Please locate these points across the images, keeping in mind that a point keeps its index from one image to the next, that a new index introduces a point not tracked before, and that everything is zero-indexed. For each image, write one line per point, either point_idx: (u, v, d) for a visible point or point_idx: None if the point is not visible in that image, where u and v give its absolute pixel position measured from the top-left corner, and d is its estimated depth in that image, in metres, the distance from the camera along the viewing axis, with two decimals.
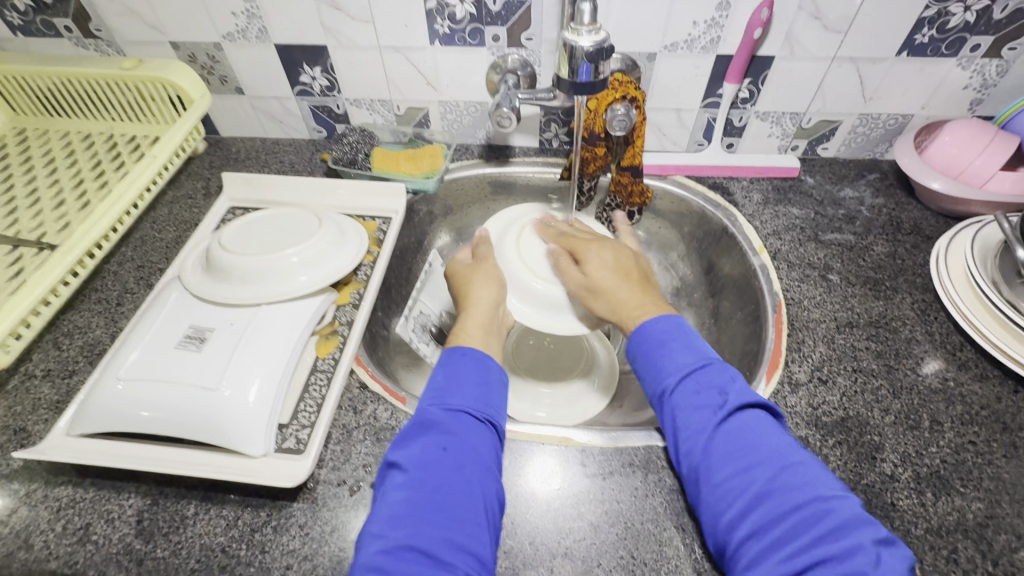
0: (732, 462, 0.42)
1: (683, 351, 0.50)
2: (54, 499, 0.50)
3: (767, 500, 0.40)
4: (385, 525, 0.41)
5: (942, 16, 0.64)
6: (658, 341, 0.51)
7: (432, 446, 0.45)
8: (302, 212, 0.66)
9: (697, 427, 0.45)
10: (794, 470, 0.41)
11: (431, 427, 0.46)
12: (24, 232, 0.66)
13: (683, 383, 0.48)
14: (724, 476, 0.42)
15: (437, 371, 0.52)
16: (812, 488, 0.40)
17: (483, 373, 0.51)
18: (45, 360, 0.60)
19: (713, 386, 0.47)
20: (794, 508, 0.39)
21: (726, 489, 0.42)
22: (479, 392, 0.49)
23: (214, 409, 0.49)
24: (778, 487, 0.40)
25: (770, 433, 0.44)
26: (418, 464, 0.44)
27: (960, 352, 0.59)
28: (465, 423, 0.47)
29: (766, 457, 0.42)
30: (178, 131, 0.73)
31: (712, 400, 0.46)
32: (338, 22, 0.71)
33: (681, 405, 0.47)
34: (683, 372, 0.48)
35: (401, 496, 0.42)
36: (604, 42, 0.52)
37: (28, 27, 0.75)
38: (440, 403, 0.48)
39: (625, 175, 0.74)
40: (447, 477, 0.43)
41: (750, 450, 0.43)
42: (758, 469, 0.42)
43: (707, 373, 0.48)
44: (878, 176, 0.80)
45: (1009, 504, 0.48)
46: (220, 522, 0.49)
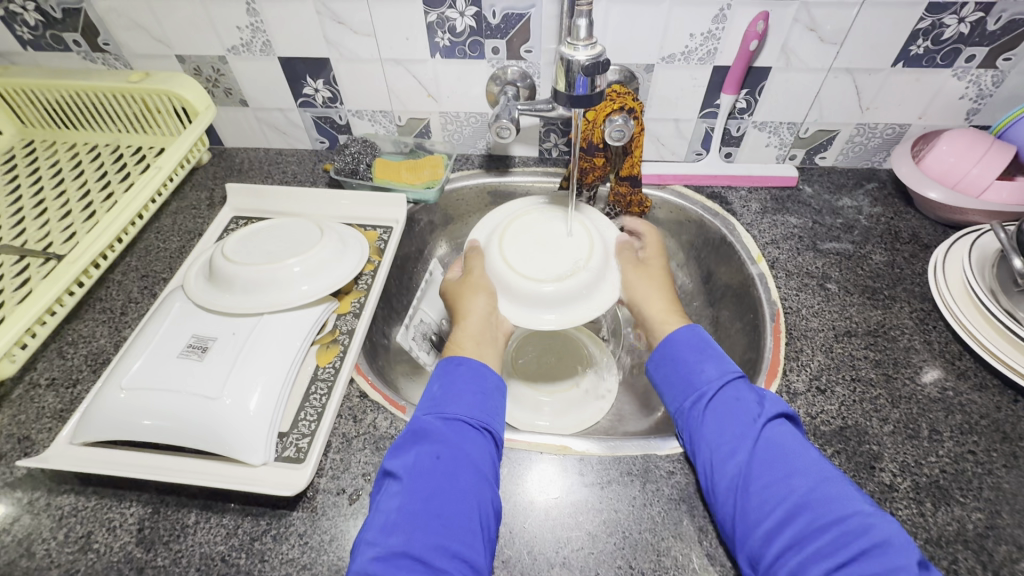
0: (773, 466, 0.45)
1: (713, 364, 0.53)
2: (56, 508, 0.50)
3: (806, 511, 0.42)
4: (378, 533, 0.41)
5: (937, 28, 0.65)
6: (697, 350, 0.55)
7: (427, 455, 0.45)
8: (303, 222, 0.67)
9: (736, 433, 0.48)
10: (832, 482, 0.43)
11: (425, 436, 0.47)
12: (30, 242, 0.67)
13: (723, 393, 0.50)
14: (764, 483, 0.44)
15: (434, 382, 0.53)
16: (851, 501, 0.41)
17: (479, 382, 0.52)
18: (49, 369, 0.61)
19: (750, 398, 0.50)
20: (834, 519, 0.40)
21: (765, 497, 0.43)
22: (475, 400, 0.50)
23: (214, 418, 0.50)
24: (816, 497, 0.42)
25: (803, 443, 0.46)
26: (411, 471, 0.44)
27: (959, 361, 0.59)
28: (461, 431, 0.48)
29: (803, 466, 0.44)
30: (184, 143, 0.75)
31: (753, 409, 0.49)
32: (340, 36, 0.72)
33: (722, 410, 0.49)
34: (721, 382, 0.51)
35: (395, 504, 0.42)
36: (600, 56, 0.52)
37: (38, 42, 0.77)
38: (436, 411, 0.49)
39: (624, 184, 0.76)
40: (440, 485, 0.44)
41: (788, 457, 0.45)
42: (796, 477, 0.43)
43: (740, 386, 0.51)
44: (877, 185, 0.81)
45: (1009, 515, 0.48)
46: (220, 531, 0.49)
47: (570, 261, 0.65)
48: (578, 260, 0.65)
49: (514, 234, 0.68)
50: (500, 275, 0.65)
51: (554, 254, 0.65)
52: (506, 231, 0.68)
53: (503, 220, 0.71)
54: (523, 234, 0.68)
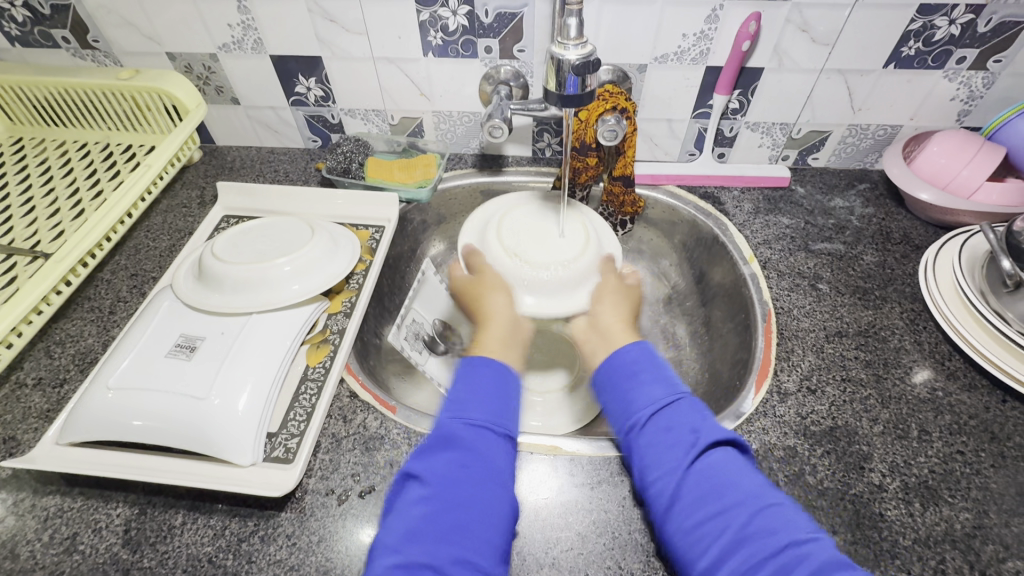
0: (705, 503, 0.42)
1: (654, 385, 0.48)
2: (42, 508, 0.50)
3: (743, 547, 0.39)
4: (400, 540, 0.41)
5: (928, 29, 0.65)
6: (630, 371, 0.49)
7: (454, 464, 0.44)
8: (294, 221, 0.66)
9: (669, 467, 0.44)
10: (769, 512, 0.40)
11: (454, 444, 0.45)
12: (18, 241, 0.66)
13: (656, 421, 0.46)
14: (698, 519, 0.41)
15: (456, 381, 0.50)
16: (787, 532, 0.39)
17: (502, 385, 0.49)
18: (36, 369, 0.60)
19: (685, 423, 0.45)
20: (771, 556, 0.38)
21: (699, 534, 0.41)
22: (499, 405, 0.48)
23: (202, 418, 0.49)
24: (753, 531, 0.40)
25: (741, 470, 0.43)
26: (440, 479, 0.44)
27: (948, 362, 0.59)
28: (483, 438, 0.46)
29: (741, 495, 0.41)
30: (174, 141, 0.74)
31: (684, 439, 0.44)
32: (332, 34, 0.72)
33: (652, 443, 0.45)
34: (654, 409, 0.46)
35: (419, 513, 0.42)
36: (590, 55, 0.52)
37: (27, 38, 0.76)
38: (462, 417, 0.47)
39: (617, 184, 0.76)
40: (467, 495, 0.43)
41: (722, 488, 0.42)
42: (733, 511, 0.41)
43: (679, 407, 0.46)
44: (869, 186, 0.81)
45: (997, 514, 0.48)
46: (207, 531, 0.48)
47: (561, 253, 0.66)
48: (572, 254, 0.66)
49: (510, 225, 0.69)
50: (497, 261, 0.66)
51: (552, 249, 0.66)
52: (503, 221, 0.69)
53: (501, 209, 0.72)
54: (519, 226, 0.69)
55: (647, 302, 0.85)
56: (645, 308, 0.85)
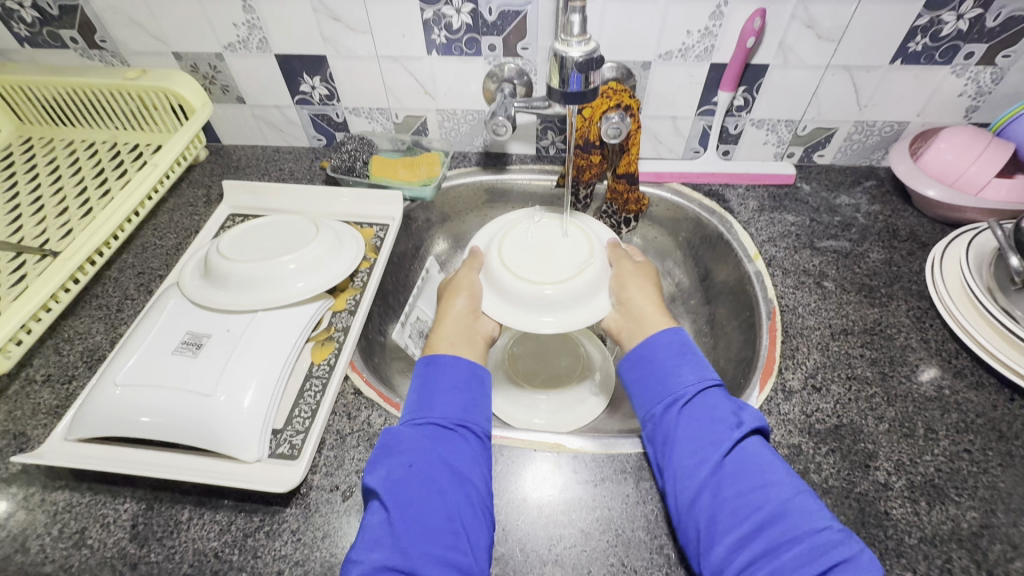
0: (745, 479, 0.44)
1: (690, 369, 0.52)
2: (51, 503, 0.51)
3: (781, 520, 0.41)
4: (361, 548, 0.41)
5: (936, 25, 0.64)
6: (677, 353, 0.54)
7: (399, 465, 0.45)
8: (299, 219, 0.67)
9: (709, 441, 0.46)
10: (802, 497, 0.43)
11: (398, 446, 0.47)
12: (27, 239, 0.67)
13: (699, 399, 0.49)
14: (736, 493, 0.43)
15: (413, 388, 0.53)
16: (821, 517, 0.41)
17: (455, 380, 0.52)
18: (45, 366, 0.61)
19: (726, 406, 0.49)
20: (805, 534, 0.40)
21: (733, 509, 0.43)
22: (452, 400, 0.51)
23: (208, 414, 0.50)
24: (790, 508, 0.42)
25: (776, 457, 0.46)
26: (388, 484, 0.44)
27: (956, 360, 0.59)
28: (435, 434, 0.48)
29: (778, 478, 0.44)
30: (180, 140, 0.75)
31: (729, 418, 0.47)
32: (337, 33, 0.72)
33: (696, 418, 0.48)
34: (698, 388, 0.50)
35: (378, 518, 0.43)
36: (593, 52, 0.52)
37: (35, 39, 0.77)
38: (412, 419, 0.49)
39: (621, 181, 0.76)
40: (418, 492, 0.44)
41: (762, 470, 0.44)
42: (771, 489, 0.43)
43: (714, 395, 0.50)
44: (875, 183, 0.80)
45: (1004, 513, 0.47)
46: (214, 527, 0.49)
47: (564, 260, 0.65)
48: (580, 258, 0.65)
49: (511, 243, 0.67)
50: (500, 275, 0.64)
51: (558, 254, 0.65)
52: (505, 237, 0.68)
53: (502, 227, 0.70)
54: (520, 240, 0.67)
55: None
56: None
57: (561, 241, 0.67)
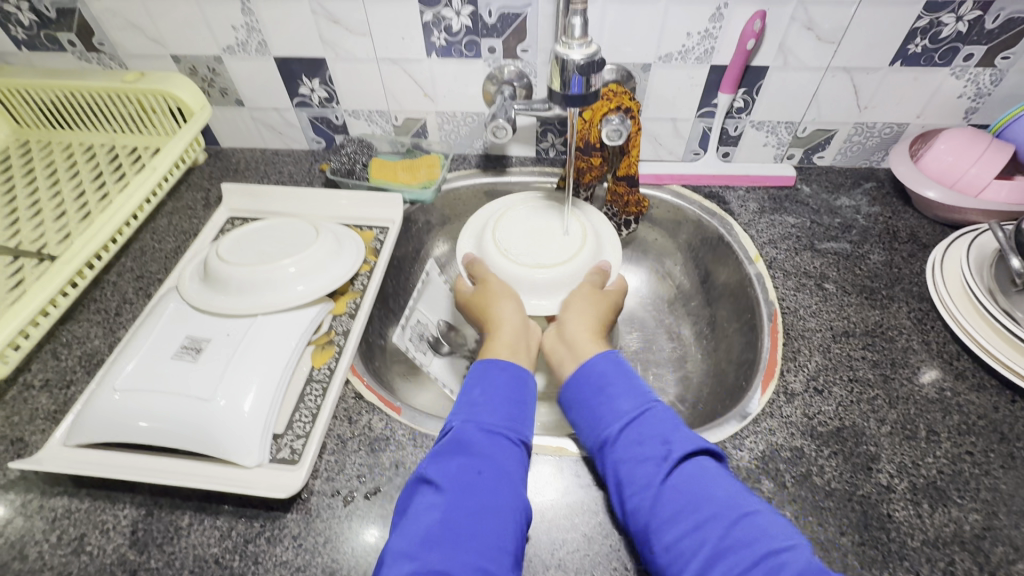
0: (681, 518, 0.41)
1: (627, 397, 0.49)
2: (50, 509, 0.50)
3: (722, 560, 0.38)
4: (418, 546, 0.39)
5: (935, 27, 0.64)
6: (598, 384, 0.50)
7: (470, 468, 0.44)
8: (299, 222, 0.67)
9: (642, 483, 0.44)
10: (746, 522, 0.39)
11: (468, 448, 0.46)
12: (24, 243, 0.66)
13: (626, 433, 0.46)
14: (676, 535, 0.40)
15: (474, 387, 0.51)
16: (765, 541, 0.38)
17: (517, 392, 0.51)
18: (43, 370, 0.60)
19: (656, 436, 0.45)
20: (748, 568, 0.37)
21: (678, 550, 0.40)
22: (513, 411, 0.49)
23: (208, 420, 0.49)
24: (733, 540, 0.39)
25: (721, 479, 0.43)
26: (456, 484, 0.43)
27: (957, 361, 0.59)
28: (502, 444, 0.47)
29: (716, 509, 0.40)
30: (178, 143, 0.74)
31: (655, 452, 0.44)
32: (336, 35, 0.72)
33: (624, 458, 0.45)
34: (626, 421, 0.47)
35: (433, 518, 0.41)
36: (595, 55, 0.52)
37: (33, 42, 0.77)
38: (476, 422, 0.48)
39: (622, 184, 0.76)
40: (484, 499, 0.42)
41: (700, 500, 0.41)
42: (714, 521, 0.40)
43: (649, 420, 0.47)
44: (875, 185, 0.80)
45: (1006, 516, 0.47)
46: (214, 533, 0.49)
47: (556, 252, 0.68)
48: (567, 253, 0.67)
49: (506, 226, 0.71)
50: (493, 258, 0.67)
51: (548, 246, 0.68)
52: (503, 225, 0.71)
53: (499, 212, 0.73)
54: (517, 228, 0.71)
55: (651, 302, 0.85)
56: (649, 308, 0.84)
57: (561, 236, 0.70)
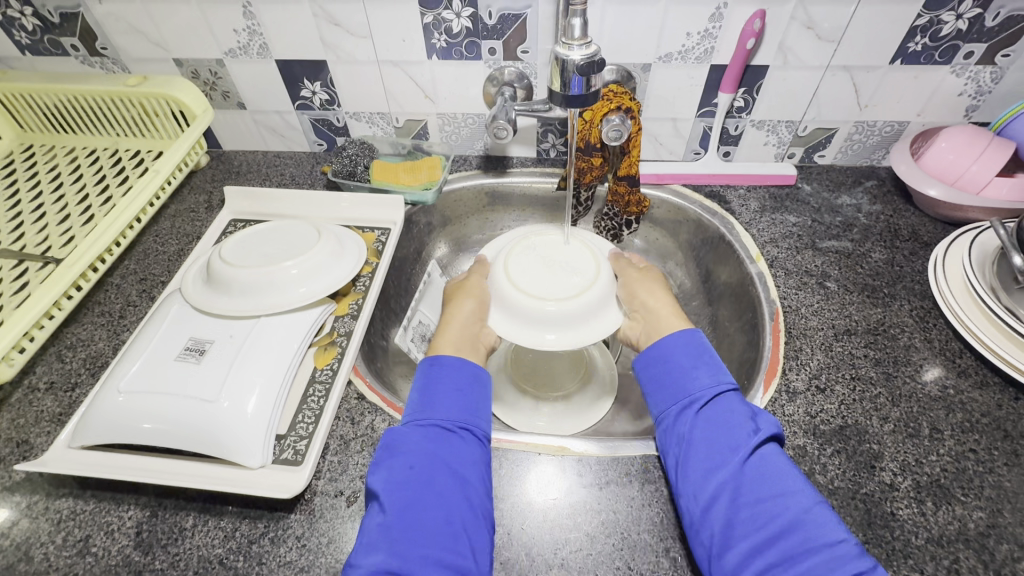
0: (763, 485, 0.44)
1: (707, 371, 0.52)
2: (55, 511, 0.50)
3: (797, 530, 0.41)
4: (359, 552, 0.41)
5: (935, 25, 0.64)
6: (694, 354, 0.54)
7: (401, 465, 0.46)
8: (301, 224, 0.67)
9: (727, 445, 0.46)
10: (821, 507, 0.43)
11: (401, 446, 0.47)
12: (29, 246, 0.67)
13: (717, 401, 0.50)
14: (753, 499, 0.43)
15: (415, 387, 0.54)
16: (837, 527, 0.41)
17: (458, 382, 0.53)
18: (48, 373, 0.61)
19: (744, 411, 0.49)
20: (823, 544, 0.40)
21: (757, 511, 0.43)
22: (454, 401, 0.51)
23: (211, 421, 0.50)
24: (809, 518, 0.42)
25: (793, 465, 0.46)
26: (388, 485, 0.45)
27: (960, 359, 0.59)
28: (435, 436, 0.48)
29: (797, 487, 0.44)
30: (182, 146, 0.75)
31: (746, 424, 0.47)
32: (337, 38, 0.72)
33: (713, 422, 0.48)
34: (716, 390, 0.50)
35: (375, 521, 0.43)
36: (595, 55, 0.53)
37: (37, 47, 0.77)
38: (414, 419, 0.50)
39: (623, 184, 0.76)
40: (416, 493, 0.44)
41: (780, 477, 0.44)
42: (790, 497, 0.43)
43: (735, 397, 0.50)
44: (876, 183, 0.80)
45: (1011, 514, 0.47)
46: (218, 533, 0.49)
47: (573, 276, 0.63)
48: (586, 275, 0.63)
49: (517, 258, 0.65)
50: (506, 293, 0.63)
51: (563, 271, 0.64)
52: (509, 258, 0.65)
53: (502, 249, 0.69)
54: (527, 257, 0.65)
55: None
56: None
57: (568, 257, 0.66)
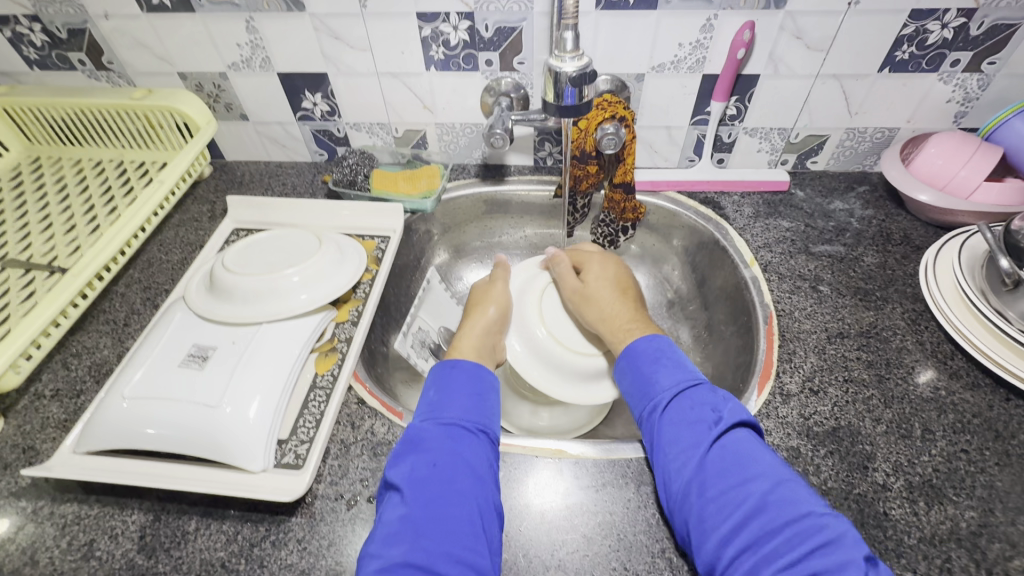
0: (727, 475, 0.44)
1: (669, 371, 0.53)
2: (60, 516, 0.51)
3: (761, 514, 0.42)
4: (380, 544, 0.42)
5: (921, 34, 0.66)
6: (653, 357, 0.55)
7: (424, 463, 0.47)
8: (302, 232, 0.68)
9: (690, 442, 0.47)
10: (788, 485, 0.43)
11: (423, 444, 0.48)
12: (36, 256, 0.68)
13: (677, 400, 0.51)
14: (719, 490, 0.44)
15: (430, 387, 0.55)
16: (805, 504, 0.42)
17: (476, 385, 0.54)
18: (53, 381, 0.62)
19: (707, 403, 0.50)
20: (787, 523, 0.41)
21: (721, 502, 0.43)
22: (471, 402, 0.52)
23: (215, 426, 0.51)
24: (773, 500, 0.42)
25: (761, 447, 0.46)
26: (411, 481, 0.46)
27: (951, 361, 0.60)
28: (458, 435, 0.49)
29: (762, 470, 0.44)
30: (185, 157, 0.76)
31: (707, 417, 0.48)
32: (337, 51, 0.74)
33: (674, 421, 0.49)
34: (676, 389, 0.51)
35: (397, 514, 0.44)
36: (586, 67, 0.55)
37: (45, 61, 0.79)
38: (434, 418, 0.51)
39: (618, 191, 0.78)
40: (440, 491, 0.45)
41: (744, 465, 0.45)
42: (755, 482, 0.43)
43: (699, 391, 0.51)
44: (868, 189, 0.82)
45: (1002, 513, 0.48)
46: (220, 537, 0.50)
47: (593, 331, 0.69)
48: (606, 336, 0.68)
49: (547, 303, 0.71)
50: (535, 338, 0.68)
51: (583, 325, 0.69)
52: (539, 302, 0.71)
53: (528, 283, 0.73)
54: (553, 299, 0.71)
55: (650, 307, 0.86)
56: (648, 313, 0.86)
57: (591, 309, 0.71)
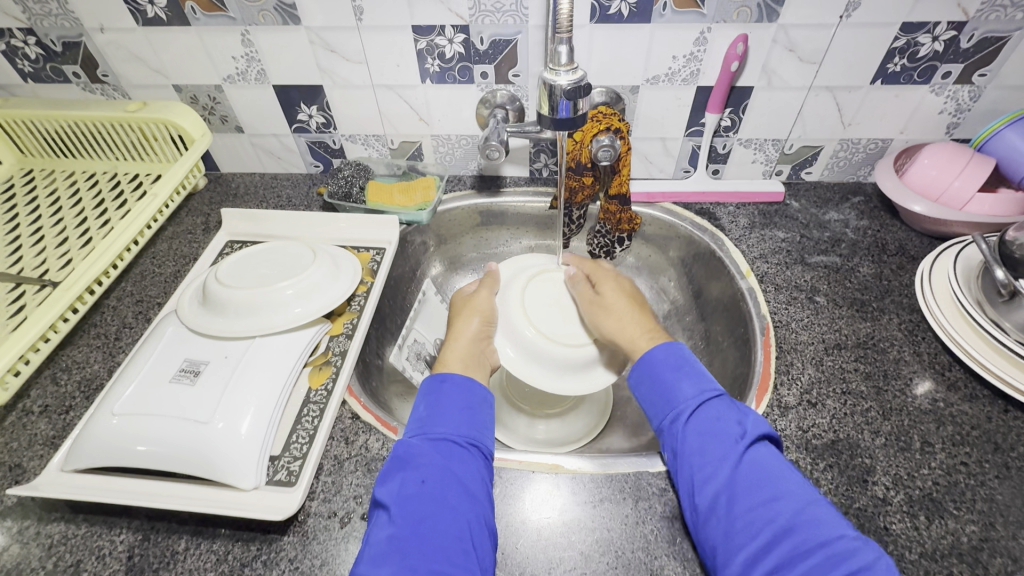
0: (757, 491, 0.44)
1: (690, 382, 0.53)
2: (46, 536, 0.50)
3: (794, 535, 0.41)
4: (369, 565, 0.41)
5: (912, 46, 0.66)
6: (675, 365, 0.55)
7: (413, 480, 0.46)
8: (296, 245, 0.67)
9: (717, 455, 0.47)
10: (817, 507, 0.43)
11: (412, 461, 0.48)
12: (27, 269, 0.67)
13: (701, 410, 0.50)
14: (747, 508, 0.44)
15: (421, 402, 0.54)
16: (835, 528, 0.41)
17: (466, 398, 0.54)
18: (42, 397, 0.61)
19: (730, 416, 0.49)
20: (819, 547, 0.40)
21: (748, 521, 0.43)
22: (462, 417, 0.52)
23: (205, 442, 0.50)
24: (801, 522, 0.42)
25: (787, 465, 0.46)
26: (399, 499, 0.45)
27: (948, 372, 0.59)
28: (448, 450, 0.49)
29: (789, 491, 0.44)
30: (180, 169, 0.76)
31: (732, 430, 0.48)
32: (332, 63, 0.74)
33: (699, 430, 0.49)
34: (699, 400, 0.51)
35: (385, 534, 0.43)
36: (580, 81, 0.55)
37: (40, 74, 0.79)
38: (424, 434, 0.50)
39: (613, 203, 0.78)
40: (428, 509, 0.44)
41: (773, 483, 0.45)
42: (782, 501, 0.43)
43: (722, 402, 0.51)
44: (863, 200, 0.82)
45: (1003, 527, 0.47)
46: (210, 557, 0.49)
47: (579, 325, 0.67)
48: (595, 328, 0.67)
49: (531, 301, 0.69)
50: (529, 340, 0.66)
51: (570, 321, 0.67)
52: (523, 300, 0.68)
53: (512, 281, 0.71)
54: (541, 293, 0.70)
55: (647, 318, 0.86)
56: None
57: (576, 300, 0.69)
